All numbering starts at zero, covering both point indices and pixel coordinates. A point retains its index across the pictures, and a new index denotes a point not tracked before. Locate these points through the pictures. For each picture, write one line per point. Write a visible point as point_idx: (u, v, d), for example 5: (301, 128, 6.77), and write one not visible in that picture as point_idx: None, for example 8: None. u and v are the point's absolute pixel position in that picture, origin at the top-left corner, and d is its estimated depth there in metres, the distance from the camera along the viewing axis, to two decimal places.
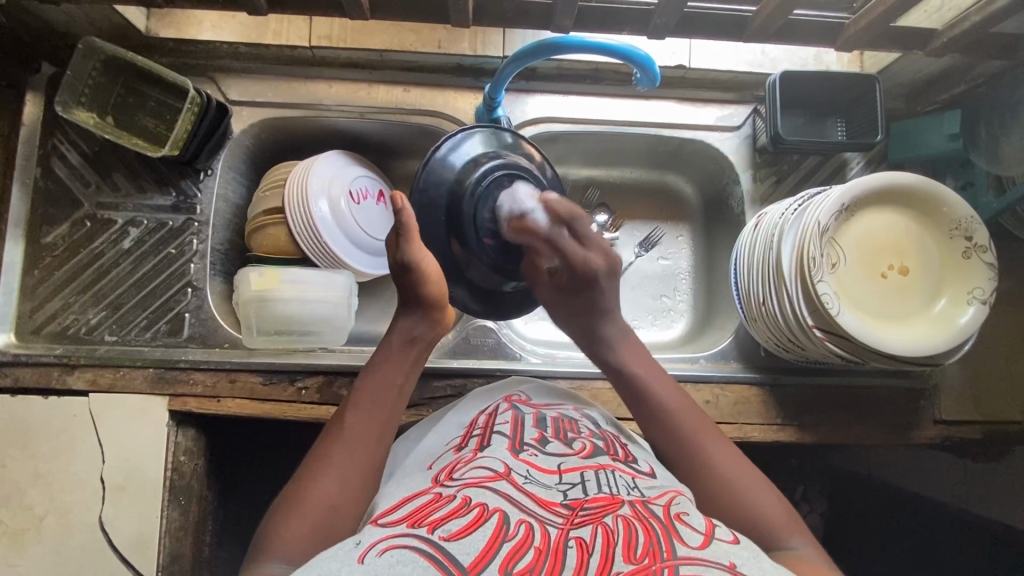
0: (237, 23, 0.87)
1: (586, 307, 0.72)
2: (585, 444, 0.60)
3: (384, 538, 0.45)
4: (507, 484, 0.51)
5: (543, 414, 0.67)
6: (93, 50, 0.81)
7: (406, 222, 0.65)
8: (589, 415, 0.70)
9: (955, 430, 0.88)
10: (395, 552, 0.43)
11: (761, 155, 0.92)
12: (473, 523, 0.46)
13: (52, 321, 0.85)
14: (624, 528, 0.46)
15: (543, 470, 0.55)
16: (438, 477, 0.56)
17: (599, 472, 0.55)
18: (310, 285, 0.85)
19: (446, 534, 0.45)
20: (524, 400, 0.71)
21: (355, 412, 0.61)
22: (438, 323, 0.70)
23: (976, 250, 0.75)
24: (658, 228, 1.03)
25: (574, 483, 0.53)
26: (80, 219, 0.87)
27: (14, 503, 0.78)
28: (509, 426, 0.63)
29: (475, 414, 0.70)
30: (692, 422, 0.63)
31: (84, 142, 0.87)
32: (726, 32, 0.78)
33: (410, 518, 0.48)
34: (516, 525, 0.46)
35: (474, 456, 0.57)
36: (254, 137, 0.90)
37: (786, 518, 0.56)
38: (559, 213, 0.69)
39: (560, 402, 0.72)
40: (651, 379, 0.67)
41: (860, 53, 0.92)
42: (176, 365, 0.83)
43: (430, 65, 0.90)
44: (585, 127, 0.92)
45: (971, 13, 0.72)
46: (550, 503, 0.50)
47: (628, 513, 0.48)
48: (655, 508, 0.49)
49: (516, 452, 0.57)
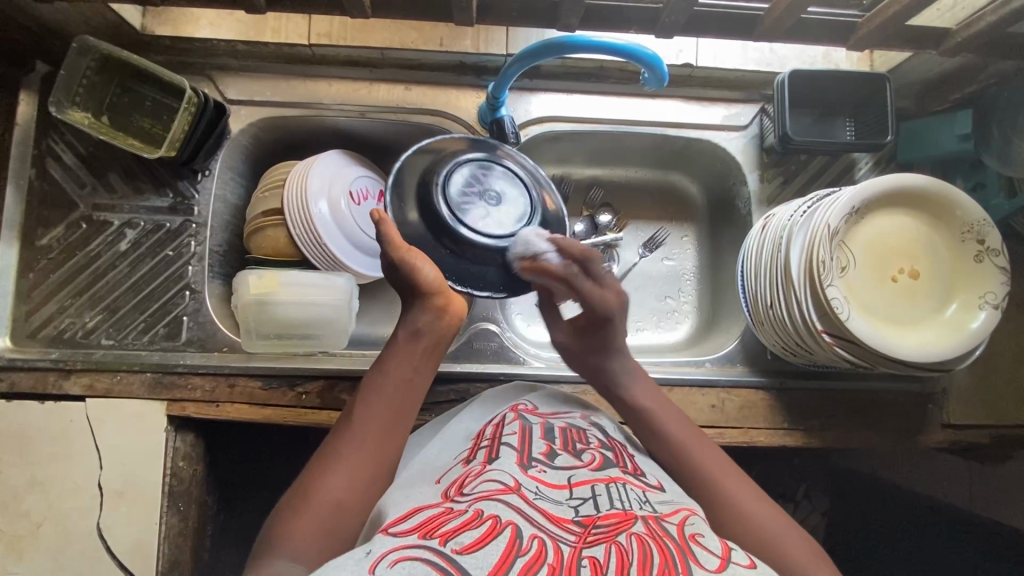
0: (234, 21, 0.85)
1: (600, 347, 0.72)
2: (595, 456, 0.59)
3: (395, 548, 0.44)
4: (519, 498, 0.50)
5: (551, 424, 0.66)
6: (88, 48, 0.79)
7: (384, 230, 0.65)
8: (596, 424, 0.68)
9: (963, 434, 0.87)
10: (406, 563, 0.42)
11: (768, 155, 0.90)
12: (486, 536, 0.45)
13: (48, 324, 0.84)
14: (638, 547, 0.45)
15: (553, 486, 0.53)
16: (449, 492, 0.54)
17: (610, 486, 0.54)
18: (310, 288, 0.83)
19: (459, 548, 0.44)
20: (532, 410, 0.69)
21: (361, 408, 0.60)
22: (450, 312, 0.67)
23: (988, 254, 0.74)
24: (662, 228, 1.02)
25: (585, 499, 0.52)
26: (76, 220, 0.85)
27: (11, 510, 0.77)
28: (517, 437, 0.61)
29: (482, 425, 0.68)
30: (706, 449, 0.63)
31: (80, 142, 0.85)
32: (736, 31, 0.76)
33: (421, 528, 0.47)
34: (529, 539, 0.45)
35: (483, 469, 0.56)
36: (253, 136, 0.89)
37: (814, 558, 0.54)
38: (573, 254, 0.70)
39: (567, 411, 0.71)
40: (663, 414, 0.67)
41: (870, 51, 0.91)
42: (174, 369, 0.82)
43: (432, 63, 0.89)
44: (588, 126, 0.90)
45: (986, 14, 0.70)
46: (561, 519, 0.49)
47: (642, 532, 0.47)
48: (669, 527, 0.48)
49: (526, 466, 0.56)
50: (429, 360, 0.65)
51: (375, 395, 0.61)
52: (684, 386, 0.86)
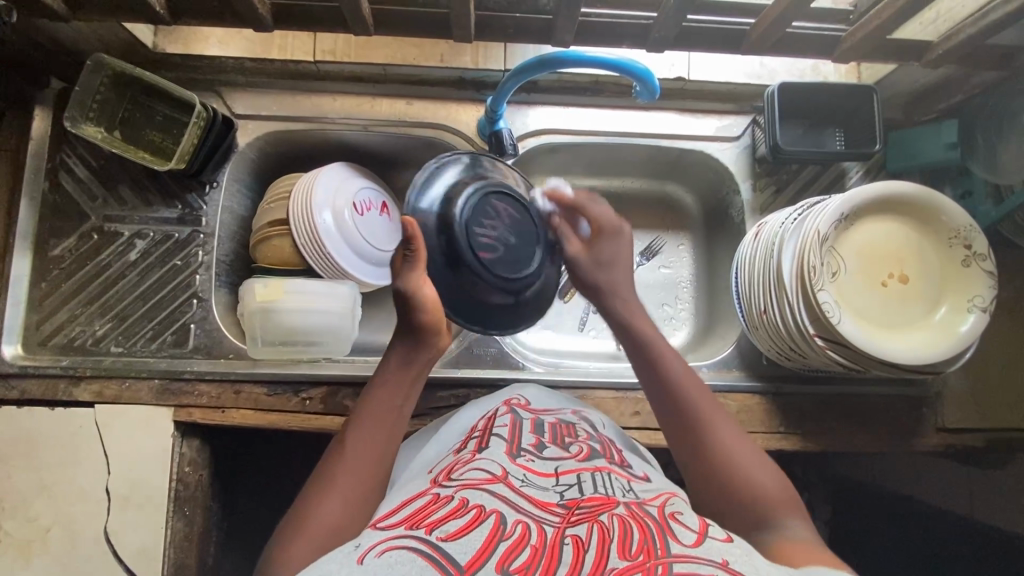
0: (243, 39, 0.89)
1: (604, 259, 0.76)
2: (582, 448, 0.61)
3: (383, 540, 0.46)
4: (504, 487, 0.52)
5: (541, 419, 0.68)
6: (101, 66, 0.82)
7: (416, 244, 0.63)
8: (586, 417, 0.71)
9: (958, 437, 0.88)
10: (394, 552, 0.43)
11: (760, 165, 0.93)
12: (470, 523, 0.47)
13: (59, 332, 0.86)
14: (619, 527, 0.46)
15: (540, 474, 0.56)
16: (438, 479, 0.57)
17: (596, 474, 0.56)
18: (313, 295, 0.84)
19: (444, 535, 0.45)
20: (523, 405, 0.72)
21: (356, 432, 0.62)
22: (436, 347, 0.68)
23: (975, 258, 0.75)
24: (660, 236, 1.05)
25: (571, 484, 0.54)
26: (87, 231, 0.88)
27: (20, 514, 0.78)
28: (507, 429, 0.64)
29: (476, 419, 0.72)
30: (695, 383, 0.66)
31: (91, 156, 0.88)
32: (724, 45, 0.79)
33: (409, 520, 0.49)
34: (512, 524, 0.47)
35: (472, 458, 0.58)
36: (259, 150, 0.92)
37: (783, 495, 0.58)
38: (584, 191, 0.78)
39: (559, 408, 0.74)
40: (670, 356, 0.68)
41: (858, 64, 0.94)
42: (181, 377, 0.84)
43: (432, 78, 0.92)
44: (584, 138, 0.93)
45: (965, 26, 0.73)
46: (547, 504, 0.50)
47: (623, 513, 0.49)
48: (650, 509, 0.50)
49: (514, 456, 0.58)
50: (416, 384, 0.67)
51: (367, 419, 0.63)
52: None
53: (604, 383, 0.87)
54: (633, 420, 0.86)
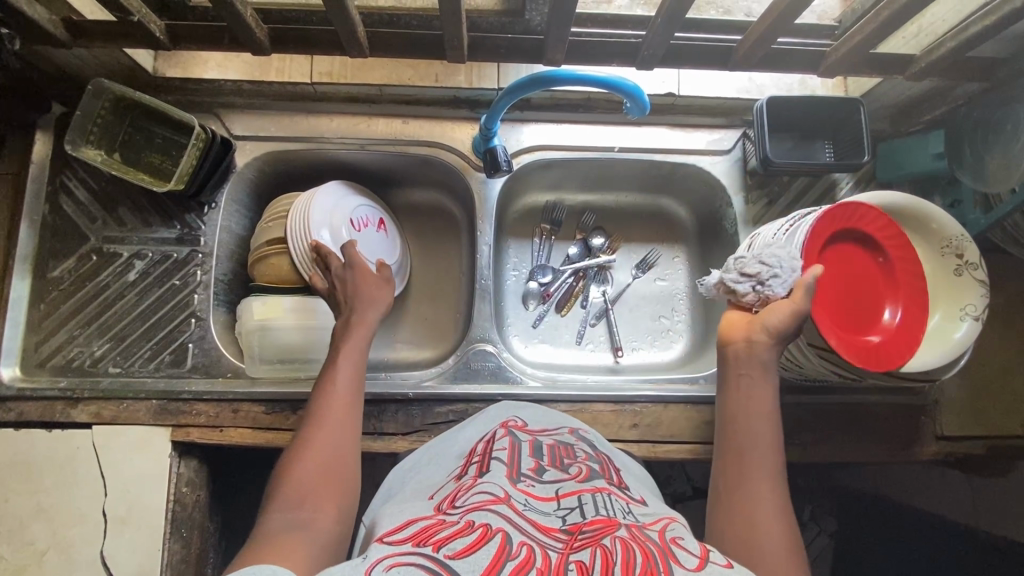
0: (240, 62, 0.90)
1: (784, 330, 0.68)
2: (581, 469, 0.62)
3: (391, 554, 0.45)
4: (508, 508, 0.52)
5: (539, 441, 0.68)
6: (103, 90, 0.83)
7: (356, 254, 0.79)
8: (585, 439, 0.71)
9: (955, 446, 0.88)
10: (401, 568, 0.43)
11: (751, 177, 0.94)
12: (476, 542, 0.47)
13: (57, 353, 0.86)
14: (622, 549, 0.47)
15: (541, 499, 0.55)
16: (441, 506, 0.56)
17: (596, 496, 0.56)
18: (308, 313, 0.87)
19: (451, 553, 0.45)
20: (521, 427, 0.72)
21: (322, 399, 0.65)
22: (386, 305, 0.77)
23: (966, 267, 0.76)
24: (654, 250, 1.05)
25: (572, 509, 0.54)
26: (86, 253, 0.88)
27: (16, 538, 0.78)
28: (507, 452, 0.64)
29: (475, 442, 0.70)
30: (764, 431, 0.64)
31: (92, 178, 0.89)
32: (713, 61, 0.81)
33: (415, 537, 0.49)
34: (518, 545, 0.46)
35: (474, 482, 0.58)
36: (258, 170, 0.93)
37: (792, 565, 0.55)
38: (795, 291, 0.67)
39: (555, 428, 0.73)
40: (762, 393, 0.67)
41: (844, 77, 0.96)
42: (179, 397, 0.84)
43: (429, 97, 0.93)
44: (577, 154, 0.95)
45: (945, 39, 0.74)
46: (549, 528, 0.50)
47: (625, 536, 0.49)
48: (651, 534, 0.51)
49: (515, 480, 0.58)
50: (365, 326, 0.73)
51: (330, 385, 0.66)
52: (678, 403, 0.87)
53: (601, 396, 0.87)
54: (630, 433, 0.86)
